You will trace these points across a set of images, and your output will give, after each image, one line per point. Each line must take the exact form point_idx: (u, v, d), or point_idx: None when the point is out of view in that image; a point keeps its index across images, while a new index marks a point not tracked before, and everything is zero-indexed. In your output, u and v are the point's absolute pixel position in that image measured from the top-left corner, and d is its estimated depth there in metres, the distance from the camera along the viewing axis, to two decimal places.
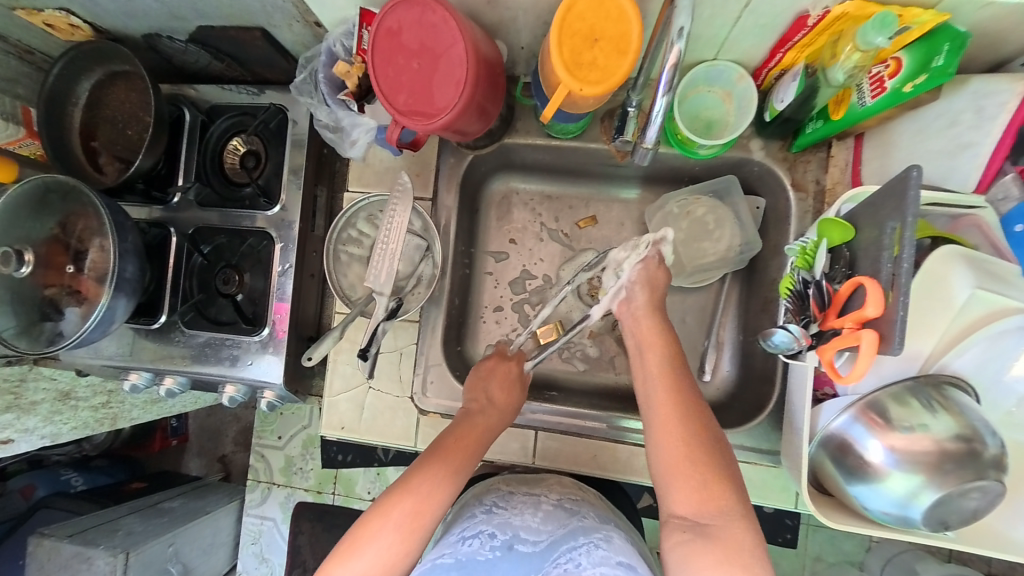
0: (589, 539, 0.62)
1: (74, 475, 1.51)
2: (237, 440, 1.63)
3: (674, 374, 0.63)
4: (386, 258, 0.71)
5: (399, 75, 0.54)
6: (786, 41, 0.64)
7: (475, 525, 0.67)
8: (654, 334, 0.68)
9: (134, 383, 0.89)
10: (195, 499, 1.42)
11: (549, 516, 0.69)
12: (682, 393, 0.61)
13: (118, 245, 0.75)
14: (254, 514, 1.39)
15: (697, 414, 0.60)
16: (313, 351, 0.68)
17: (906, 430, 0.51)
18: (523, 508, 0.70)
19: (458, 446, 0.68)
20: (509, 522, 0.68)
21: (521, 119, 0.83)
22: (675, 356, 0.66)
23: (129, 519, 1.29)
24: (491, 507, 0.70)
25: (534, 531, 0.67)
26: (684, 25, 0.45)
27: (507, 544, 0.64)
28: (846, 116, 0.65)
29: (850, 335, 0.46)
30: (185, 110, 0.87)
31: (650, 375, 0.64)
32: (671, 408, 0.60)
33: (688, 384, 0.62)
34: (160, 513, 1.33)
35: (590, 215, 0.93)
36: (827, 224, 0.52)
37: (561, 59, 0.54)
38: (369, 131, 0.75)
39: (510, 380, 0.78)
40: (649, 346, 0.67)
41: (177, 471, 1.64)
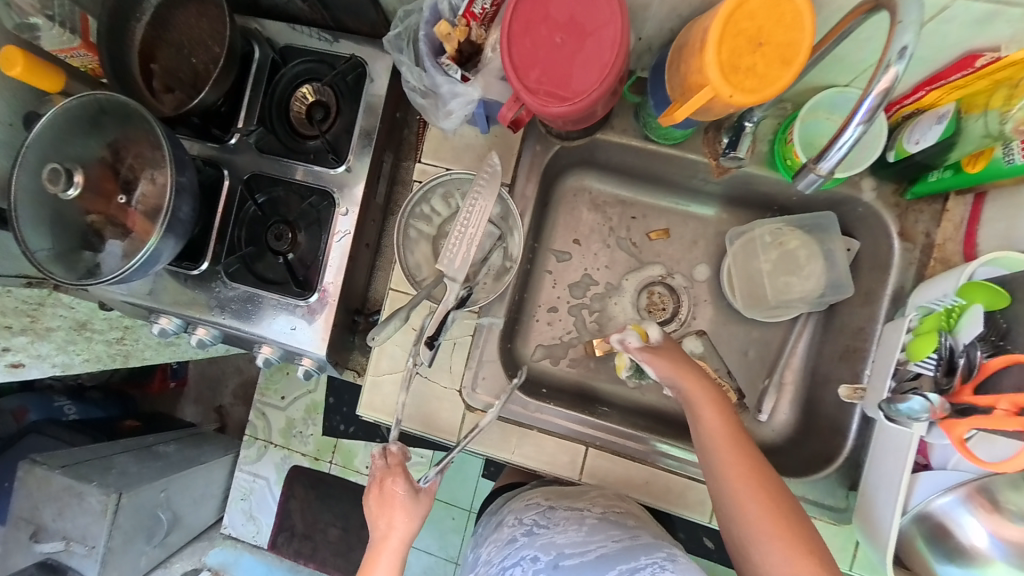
0: (654, 560, 0.60)
1: (68, 403, 1.44)
2: (236, 394, 1.60)
3: (739, 439, 0.59)
4: (463, 242, 0.67)
5: (536, 47, 0.48)
6: (937, 79, 0.60)
7: (518, 552, 0.67)
8: (708, 396, 0.63)
9: (164, 327, 0.85)
10: (191, 447, 1.38)
11: (595, 529, 0.67)
12: (752, 460, 0.58)
13: (176, 179, 0.70)
14: (247, 471, 1.37)
15: (771, 486, 0.56)
16: (378, 333, 0.64)
17: (1017, 517, 0.50)
18: (566, 525, 0.69)
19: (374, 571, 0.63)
20: (552, 542, 0.68)
21: (617, 115, 0.77)
22: (735, 417, 0.62)
23: (125, 458, 1.24)
24: (532, 527, 0.71)
25: (580, 543, 0.66)
26: (909, 45, 0.40)
27: (552, 563, 0.64)
28: (985, 170, 0.59)
29: (1007, 418, 0.42)
30: (256, 46, 0.80)
31: (708, 444, 0.60)
32: (748, 487, 0.56)
33: (754, 454, 0.58)
34: (155, 456, 1.29)
35: (662, 228, 0.89)
36: (972, 288, 0.48)
37: (717, 58, 0.48)
38: (468, 104, 0.65)
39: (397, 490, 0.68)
40: (708, 409, 0.62)
41: (172, 416, 1.60)
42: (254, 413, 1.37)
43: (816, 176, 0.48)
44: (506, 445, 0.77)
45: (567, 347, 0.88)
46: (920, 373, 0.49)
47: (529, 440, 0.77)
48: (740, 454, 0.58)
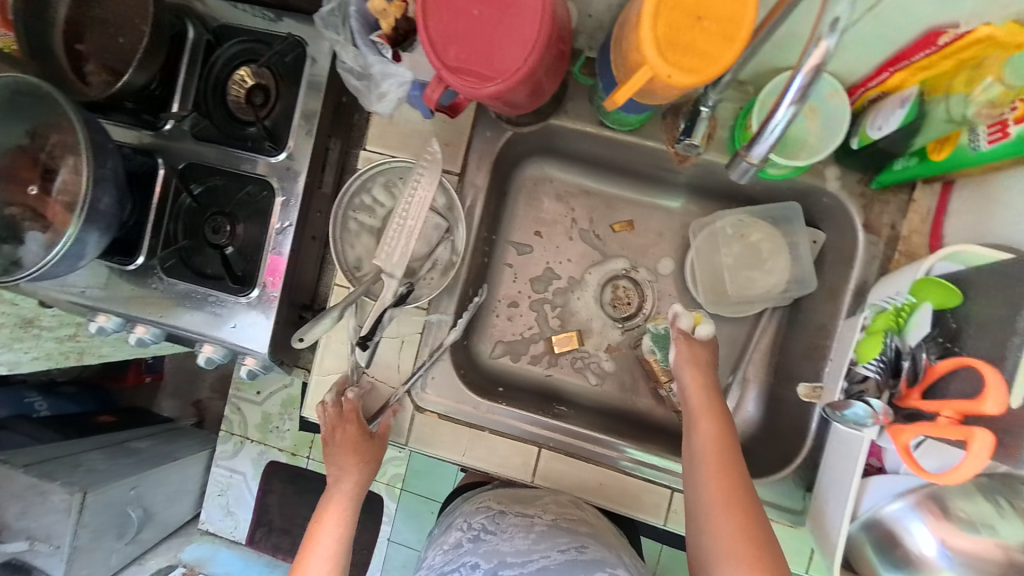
0: None
1: (37, 398, 1.36)
2: (214, 387, 1.52)
3: (730, 455, 0.58)
4: (402, 235, 0.63)
5: (455, 21, 0.44)
6: (902, 59, 0.55)
7: (460, 558, 0.69)
8: (707, 406, 0.63)
9: (102, 326, 0.80)
10: (165, 443, 1.30)
11: (542, 537, 0.69)
12: (736, 478, 0.57)
13: (94, 169, 0.66)
14: (224, 466, 1.30)
15: (749, 505, 0.55)
16: (307, 331, 0.60)
17: (970, 529, 0.46)
18: (513, 532, 0.71)
19: (329, 524, 0.67)
20: (497, 549, 0.69)
21: (572, 99, 0.72)
22: (730, 432, 0.61)
23: (94, 455, 1.17)
24: (479, 532, 0.72)
25: (523, 553, 0.68)
26: (842, 15, 0.34)
27: (491, 570, 0.65)
28: (950, 158, 0.56)
29: (949, 427, 0.38)
30: (189, 26, 0.75)
31: (696, 455, 0.59)
32: (725, 502, 0.55)
33: (740, 471, 0.57)
34: (127, 453, 1.21)
35: (627, 220, 0.85)
36: (928, 285, 0.45)
37: (653, 34, 0.43)
38: (402, 86, 0.63)
39: (349, 437, 0.69)
40: (704, 419, 0.62)
41: (149, 409, 1.52)
42: (229, 407, 1.31)
43: (748, 164, 0.47)
44: (456, 447, 0.74)
45: (528, 343, 0.85)
46: (866, 376, 0.46)
47: (481, 442, 0.74)
48: (726, 469, 0.57)
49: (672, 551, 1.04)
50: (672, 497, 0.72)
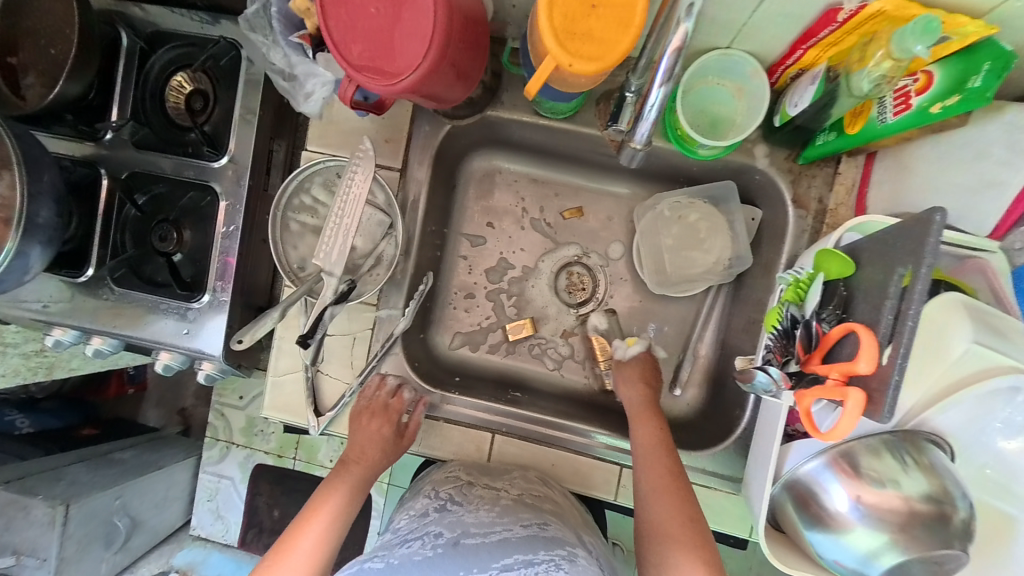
0: (550, 555, 0.58)
1: (19, 416, 1.24)
2: (199, 394, 1.40)
3: (664, 452, 0.67)
4: (340, 233, 0.64)
5: (356, 20, 0.45)
6: (810, 37, 0.55)
7: (423, 526, 0.64)
8: (643, 408, 0.72)
9: (58, 339, 0.80)
10: (149, 452, 1.19)
11: (506, 510, 0.66)
12: (670, 467, 0.65)
13: (29, 184, 0.66)
14: (212, 471, 1.16)
15: (682, 494, 0.63)
16: (248, 331, 0.61)
17: (877, 485, 0.48)
18: (479, 504, 0.67)
19: (331, 496, 0.69)
20: (460, 520, 0.65)
21: (506, 91, 0.73)
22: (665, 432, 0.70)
23: (76, 468, 1.06)
24: (445, 501, 0.68)
25: (486, 524, 0.64)
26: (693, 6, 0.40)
27: (452, 541, 0.61)
28: (862, 132, 0.57)
29: (835, 388, 0.40)
30: (122, 32, 0.74)
31: (637, 449, 0.68)
32: (662, 490, 0.63)
33: (676, 465, 0.66)
34: (110, 463, 1.11)
35: (576, 206, 0.86)
36: (826, 256, 0.47)
37: (550, 24, 0.44)
38: (326, 85, 0.63)
39: (382, 432, 0.75)
40: (642, 422, 0.71)
41: (133, 421, 1.39)
42: (211, 413, 1.17)
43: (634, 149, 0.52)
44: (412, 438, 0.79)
45: (487, 333, 0.86)
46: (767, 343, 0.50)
47: (435, 431, 0.79)
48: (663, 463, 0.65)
49: None
50: (622, 474, 0.76)
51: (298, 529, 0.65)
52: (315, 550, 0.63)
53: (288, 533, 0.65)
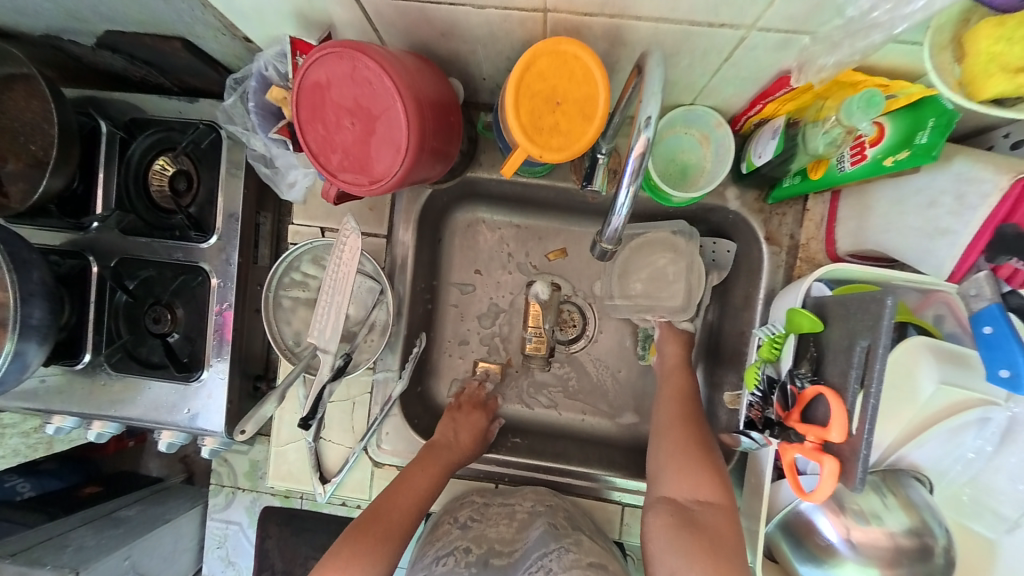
0: (559, 545, 0.67)
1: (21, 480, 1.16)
2: None
3: (688, 396, 0.72)
4: (332, 311, 0.66)
5: (331, 135, 0.46)
6: (767, 95, 0.58)
7: (450, 542, 0.71)
8: (676, 357, 0.76)
9: (59, 426, 0.81)
10: (156, 505, 1.12)
11: (524, 522, 0.72)
12: (688, 412, 0.70)
13: (20, 287, 0.66)
14: (219, 518, 1.12)
15: (698, 428, 0.67)
16: (249, 420, 0.62)
17: (862, 521, 0.52)
18: (498, 519, 0.74)
19: (420, 476, 0.72)
20: (484, 535, 0.72)
21: (484, 152, 0.75)
22: (692, 381, 0.74)
23: (81, 531, 1.00)
24: (466, 521, 0.74)
25: (508, 540, 0.72)
26: (653, 114, 0.41)
27: (483, 559, 0.70)
28: (825, 178, 0.59)
29: (812, 452, 0.43)
30: (101, 122, 0.75)
31: (662, 395, 0.74)
32: (676, 421, 0.69)
33: (693, 407, 0.71)
34: (115, 524, 1.05)
35: (560, 247, 0.86)
36: (796, 315, 0.50)
37: (518, 122, 0.47)
38: (309, 175, 0.68)
39: (478, 421, 0.80)
40: (672, 370, 0.75)
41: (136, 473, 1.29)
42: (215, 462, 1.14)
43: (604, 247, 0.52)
44: None
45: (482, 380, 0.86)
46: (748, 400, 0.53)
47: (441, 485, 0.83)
48: (681, 401, 0.71)
49: None
50: (623, 512, 0.80)
51: (388, 503, 0.68)
52: (400, 529, 0.67)
53: (380, 505, 0.68)
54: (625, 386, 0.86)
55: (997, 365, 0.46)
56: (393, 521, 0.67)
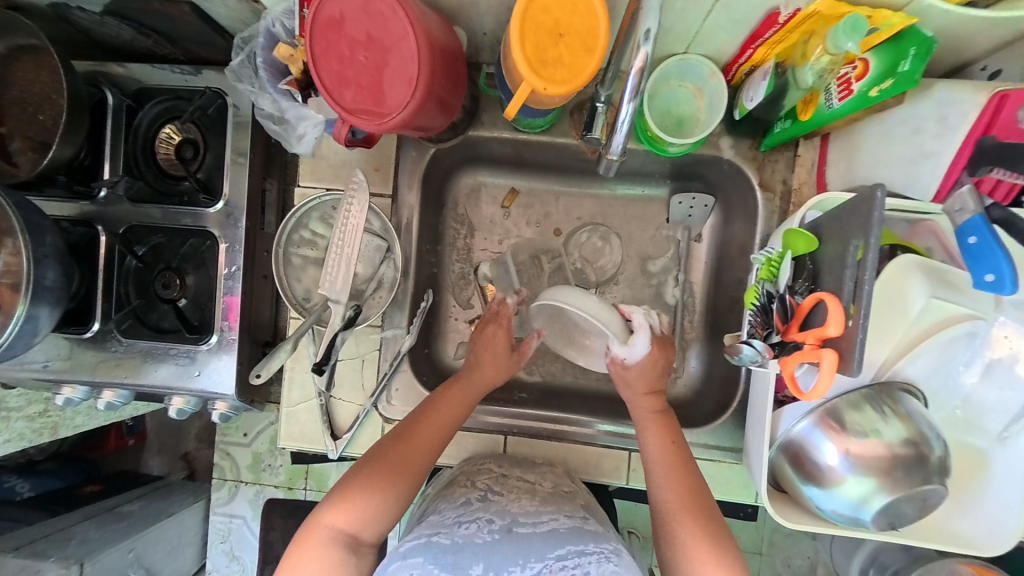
0: (600, 548, 0.59)
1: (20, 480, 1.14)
2: (202, 436, 1.28)
3: (683, 465, 0.68)
4: (342, 262, 0.68)
5: (344, 68, 0.48)
6: (757, 38, 0.61)
7: (472, 510, 0.65)
8: (658, 418, 0.72)
9: (69, 397, 0.80)
10: (158, 500, 1.11)
11: (546, 501, 0.68)
12: (690, 490, 0.65)
13: (34, 249, 0.67)
14: (222, 512, 1.11)
15: (708, 514, 0.63)
16: (263, 367, 0.64)
17: (861, 436, 0.53)
18: (519, 494, 0.69)
19: (451, 402, 0.72)
20: (506, 509, 0.66)
21: (485, 111, 0.77)
22: (678, 440, 0.70)
23: (84, 526, 0.99)
24: (486, 493, 0.69)
25: (532, 514, 0.65)
26: (651, 27, 0.44)
27: (505, 528, 0.63)
28: (813, 118, 0.61)
29: (811, 352, 0.46)
30: (107, 92, 0.76)
31: (654, 465, 0.68)
32: (682, 506, 0.64)
33: (691, 479, 0.66)
34: (118, 518, 1.03)
35: (512, 193, 0.88)
36: (792, 235, 0.52)
37: (523, 54, 0.49)
38: (318, 126, 0.68)
39: (502, 347, 0.79)
40: (651, 428, 0.71)
41: (137, 472, 1.28)
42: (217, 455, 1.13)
43: (611, 161, 0.55)
44: None
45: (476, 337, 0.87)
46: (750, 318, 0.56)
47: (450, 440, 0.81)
48: (678, 474, 0.66)
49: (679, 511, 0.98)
50: (630, 458, 0.80)
51: (414, 426, 0.69)
52: (430, 449, 0.68)
53: (409, 424, 0.69)
54: None
55: (983, 271, 0.48)
56: (424, 441, 0.68)
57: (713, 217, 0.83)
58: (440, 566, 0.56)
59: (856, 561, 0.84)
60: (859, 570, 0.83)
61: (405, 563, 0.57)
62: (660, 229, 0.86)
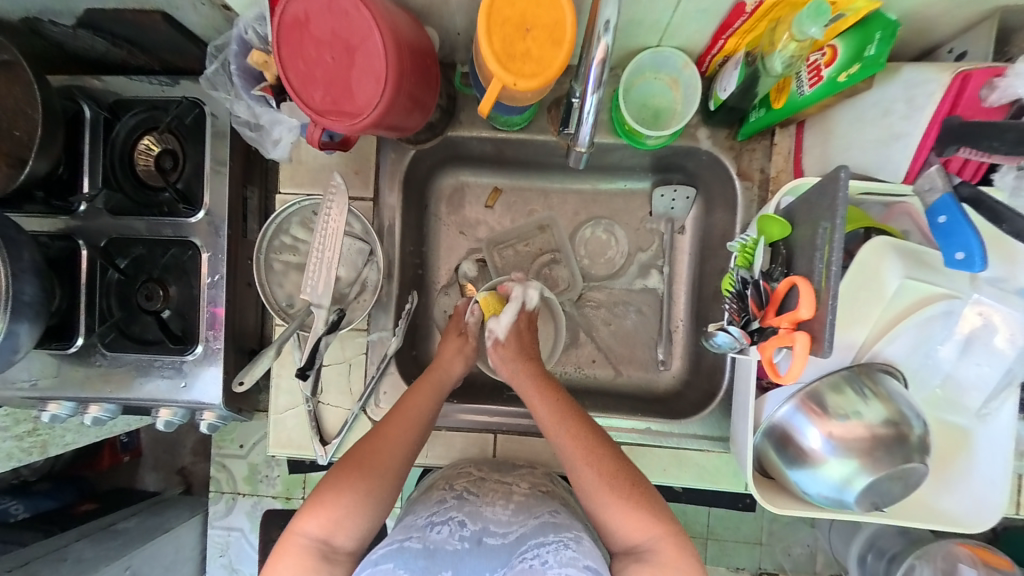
0: (559, 537, 0.59)
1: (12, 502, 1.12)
2: (197, 450, 1.27)
3: (568, 415, 0.67)
4: (323, 267, 0.68)
5: (313, 70, 0.49)
6: (727, 28, 0.61)
7: (445, 511, 0.66)
8: (537, 382, 0.72)
9: (54, 414, 0.79)
10: (155, 515, 1.08)
11: (520, 508, 0.67)
12: (579, 432, 0.65)
13: (11, 265, 0.66)
14: (219, 526, 1.13)
15: (601, 453, 0.64)
16: (245, 374, 0.65)
17: (842, 418, 0.54)
18: (494, 498, 0.69)
19: (418, 398, 0.70)
20: (479, 512, 0.67)
21: (463, 110, 0.77)
22: (559, 394, 0.70)
23: (80, 544, 0.96)
24: (462, 494, 0.69)
25: (504, 523, 0.65)
26: (611, 17, 0.44)
27: (475, 537, 0.63)
28: (786, 106, 0.62)
29: (787, 335, 0.46)
30: (83, 105, 0.76)
31: (545, 424, 0.68)
32: (574, 455, 0.64)
33: (575, 423, 0.66)
34: (113, 535, 1.00)
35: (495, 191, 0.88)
36: (765, 222, 0.53)
37: (491, 50, 0.49)
38: (293, 130, 0.68)
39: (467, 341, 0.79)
40: (536, 394, 0.70)
41: (131, 489, 1.26)
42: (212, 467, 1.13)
43: (580, 153, 0.54)
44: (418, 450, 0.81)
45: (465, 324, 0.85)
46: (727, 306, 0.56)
47: (439, 441, 0.81)
48: (565, 426, 0.66)
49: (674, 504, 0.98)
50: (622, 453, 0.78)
51: (386, 425, 0.67)
52: (398, 448, 0.65)
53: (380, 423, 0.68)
54: (618, 336, 0.88)
55: (953, 249, 0.49)
56: (390, 440, 0.66)
57: (695, 208, 0.84)
58: (409, 569, 0.56)
59: (854, 547, 0.83)
60: (857, 556, 0.83)
61: (375, 570, 0.55)
62: (644, 223, 0.87)
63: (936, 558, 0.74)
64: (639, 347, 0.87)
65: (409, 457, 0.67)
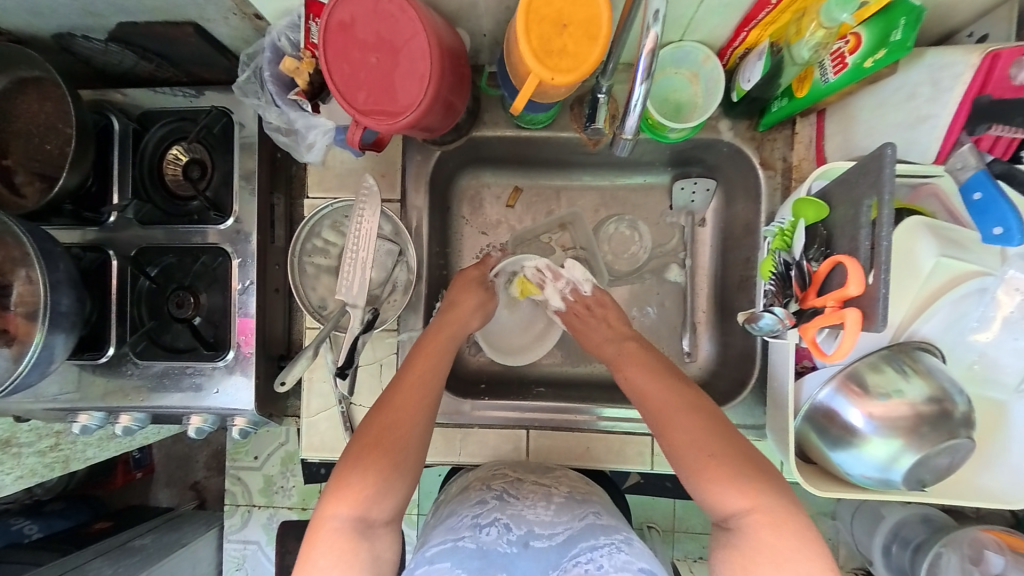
0: (611, 540, 0.60)
1: (28, 522, 1.07)
2: (210, 464, 1.25)
3: (660, 376, 0.66)
4: (357, 268, 0.68)
5: (357, 71, 0.50)
6: (750, 20, 0.63)
7: (489, 512, 0.65)
8: (630, 354, 0.71)
9: (85, 425, 0.79)
10: (170, 531, 1.07)
11: (562, 508, 0.67)
12: (677, 394, 0.63)
13: (48, 276, 0.67)
14: (236, 539, 1.12)
15: (698, 417, 0.60)
16: (286, 375, 0.64)
17: (883, 397, 0.54)
18: (535, 499, 0.68)
19: (430, 358, 0.69)
20: (522, 514, 0.66)
21: (487, 111, 0.79)
22: (654, 361, 0.69)
23: (98, 562, 0.93)
24: (502, 493, 0.69)
25: (549, 523, 0.65)
26: (659, 9, 0.44)
27: (523, 540, 0.62)
28: (809, 94, 0.64)
29: (834, 313, 0.48)
30: (112, 118, 0.77)
31: (634, 390, 0.67)
32: (671, 415, 0.61)
33: (676, 384, 0.64)
34: (130, 552, 0.97)
35: (514, 190, 0.89)
36: (802, 204, 0.54)
37: (529, 47, 0.51)
38: (328, 133, 0.68)
39: (480, 299, 0.78)
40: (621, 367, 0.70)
41: (145, 506, 1.25)
42: (227, 480, 1.12)
43: (626, 140, 0.56)
44: (451, 449, 0.81)
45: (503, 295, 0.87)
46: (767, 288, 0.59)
47: (471, 439, 0.81)
48: (661, 385, 0.65)
49: (687, 501, 0.97)
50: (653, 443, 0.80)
51: (400, 390, 0.65)
52: (418, 414, 0.64)
53: (392, 389, 0.66)
54: (643, 328, 0.88)
55: (990, 225, 0.50)
56: (406, 407, 0.64)
57: (715, 201, 0.85)
58: (466, 570, 0.56)
59: (879, 537, 0.84)
60: (881, 546, 0.83)
61: (431, 568, 0.57)
62: (663, 217, 0.88)
63: (962, 544, 0.73)
64: (663, 341, 0.87)
65: (431, 420, 0.65)
